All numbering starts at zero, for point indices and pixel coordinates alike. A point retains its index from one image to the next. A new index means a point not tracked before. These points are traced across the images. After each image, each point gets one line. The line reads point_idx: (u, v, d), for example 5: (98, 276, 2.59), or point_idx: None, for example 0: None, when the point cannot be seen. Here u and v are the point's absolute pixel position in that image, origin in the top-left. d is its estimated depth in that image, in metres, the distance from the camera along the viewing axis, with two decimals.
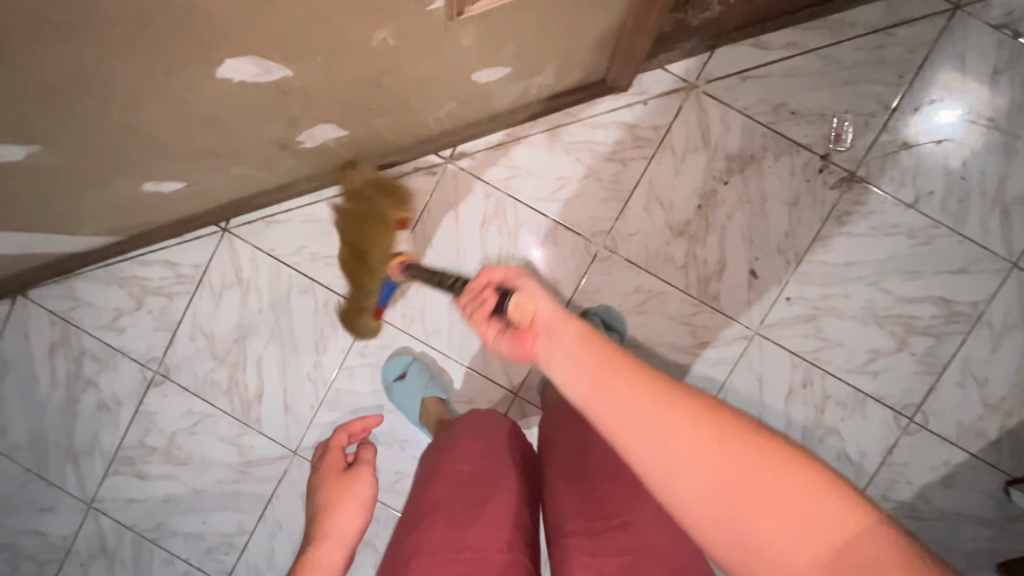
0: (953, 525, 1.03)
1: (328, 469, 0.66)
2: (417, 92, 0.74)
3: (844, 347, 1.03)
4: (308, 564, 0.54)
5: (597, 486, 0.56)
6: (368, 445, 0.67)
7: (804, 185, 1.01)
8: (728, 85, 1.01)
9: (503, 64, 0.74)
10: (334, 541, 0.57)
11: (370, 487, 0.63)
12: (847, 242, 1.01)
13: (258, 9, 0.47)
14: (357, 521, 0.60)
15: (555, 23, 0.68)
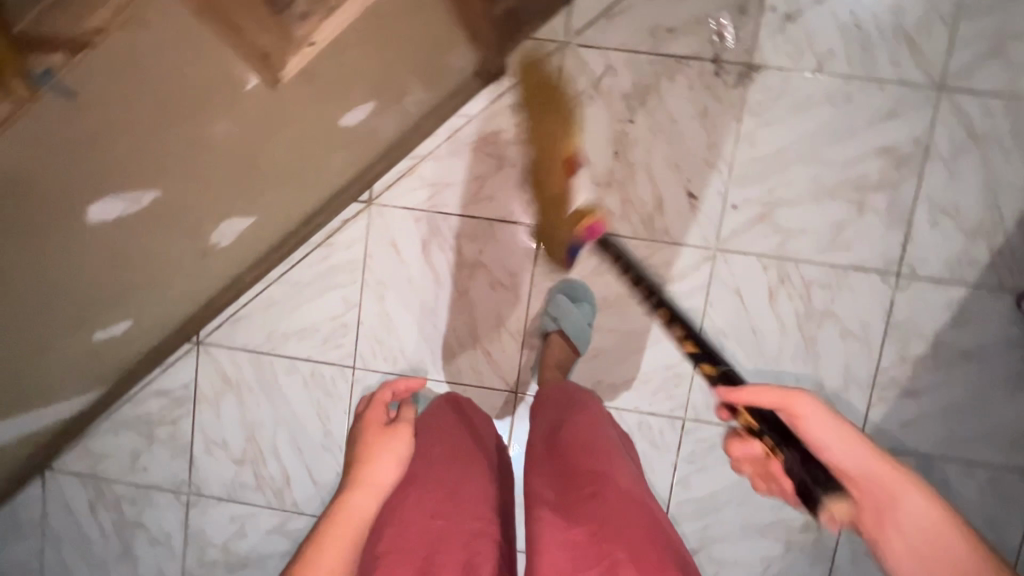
0: (979, 360, 1.01)
1: (366, 422, 0.63)
2: (299, 158, 0.77)
3: (807, 231, 1.02)
4: (342, 512, 0.52)
5: (572, 464, 0.60)
6: (411, 407, 0.67)
7: (707, 93, 1.00)
8: (599, 29, 1.00)
9: (362, 102, 0.75)
10: (368, 490, 0.55)
11: (409, 443, 0.61)
12: (771, 131, 1.00)
13: (92, 155, 0.49)
14: (393, 474, 0.57)
15: (387, 43, 0.68)
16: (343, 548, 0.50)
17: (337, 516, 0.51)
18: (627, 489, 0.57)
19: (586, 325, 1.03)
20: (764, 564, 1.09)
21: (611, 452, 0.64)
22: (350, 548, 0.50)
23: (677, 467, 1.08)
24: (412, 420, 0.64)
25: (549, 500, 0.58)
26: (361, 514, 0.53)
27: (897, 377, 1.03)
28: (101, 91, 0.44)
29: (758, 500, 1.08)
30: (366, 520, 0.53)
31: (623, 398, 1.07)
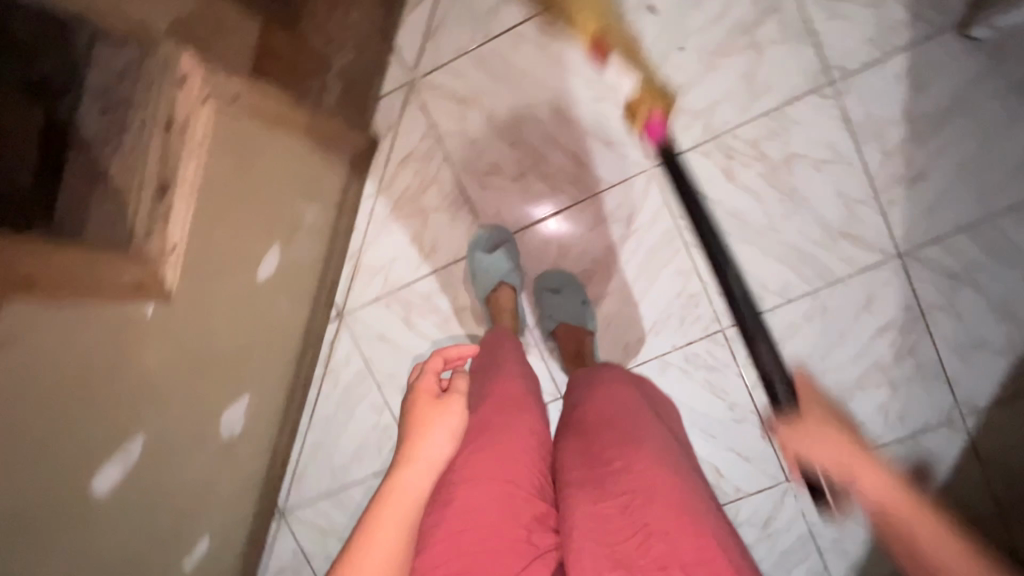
0: (964, 106, 0.94)
1: (418, 392, 0.62)
2: (248, 323, 0.81)
3: (723, 99, 0.98)
4: (393, 490, 0.54)
5: (595, 440, 0.59)
6: (462, 376, 0.65)
7: (557, 42, 0.99)
8: (433, 52, 1.02)
9: (266, 250, 0.80)
10: (418, 466, 0.57)
11: (462, 417, 0.61)
12: (633, 36, 0.98)
13: (66, 435, 0.54)
14: (445, 449, 0.59)
15: (255, 178, 0.72)
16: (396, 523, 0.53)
17: (390, 493, 0.54)
18: (662, 463, 0.55)
19: (581, 305, 1.02)
20: (882, 412, 1.04)
21: (639, 422, 0.61)
22: (405, 524, 0.53)
23: (745, 375, 1.05)
24: (463, 391, 0.64)
25: (573, 482, 0.56)
26: (413, 492, 0.55)
27: (894, 171, 0.97)
28: (37, 381, 0.49)
29: (837, 359, 1.03)
30: (417, 499, 0.55)
31: (657, 344, 1.05)
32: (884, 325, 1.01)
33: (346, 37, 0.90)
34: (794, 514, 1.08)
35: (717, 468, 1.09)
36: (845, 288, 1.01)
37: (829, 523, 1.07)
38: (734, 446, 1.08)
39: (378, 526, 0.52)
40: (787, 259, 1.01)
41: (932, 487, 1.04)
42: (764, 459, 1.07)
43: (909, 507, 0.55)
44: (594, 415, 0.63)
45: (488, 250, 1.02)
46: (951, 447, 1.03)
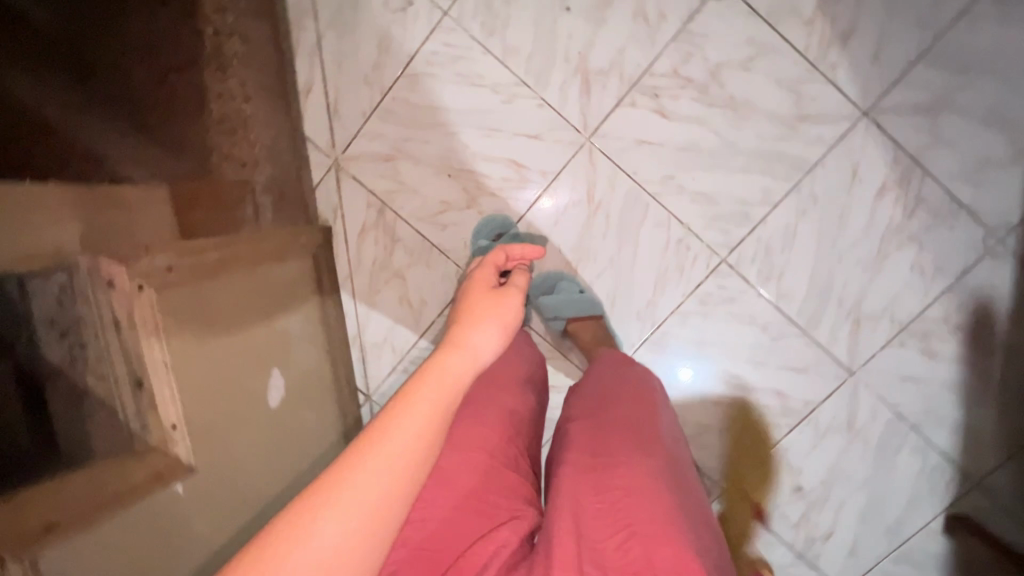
0: None
1: (478, 281, 0.67)
2: (276, 448, 0.82)
3: (625, 46, 0.95)
4: (433, 368, 0.52)
5: (608, 438, 0.67)
6: (520, 277, 0.69)
7: (448, 66, 0.99)
8: (341, 127, 1.03)
9: (267, 378, 0.82)
10: (464, 353, 0.55)
11: (516, 314, 0.62)
12: (515, 26, 0.96)
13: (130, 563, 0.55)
14: (496, 339, 0.59)
15: (250, 314, 0.80)
16: (435, 396, 0.50)
17: (430, 371, 0.52)
18: (658, 477, 0.61)
19: (580, 293, 1.01)
20: (917, 271, 0.99)
21: (644, 432, 0.68)
22: (439, 409, 0.49)
23: (765, 293, 1.02)
24: (520, 288, 0.67)
25: (576, 460, 0.65)
26: (456, 374, 0.53)
27: (822, 36, 0.92)
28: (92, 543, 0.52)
29: (849, 239, 0.99)
30: (461, 382, 0.53)
31: (668, 298, 1.03)
32: (880, 188, 0.96)
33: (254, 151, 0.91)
34: (872, 403, 1.04)
35: (780, 392, 1.05)
36: (826, 168, 0.97)
37: (911, 398, 1.03)
38: (786, 363, 1.04)
39: (416, 395, 0.49)
40: (757, 166, 0.98)
41: (998, 320, 0.99)
42: (820, 364, 1.04)
43: None
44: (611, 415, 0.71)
45: (494, 239, 1.02)
46: (1000, 274, 0.98)
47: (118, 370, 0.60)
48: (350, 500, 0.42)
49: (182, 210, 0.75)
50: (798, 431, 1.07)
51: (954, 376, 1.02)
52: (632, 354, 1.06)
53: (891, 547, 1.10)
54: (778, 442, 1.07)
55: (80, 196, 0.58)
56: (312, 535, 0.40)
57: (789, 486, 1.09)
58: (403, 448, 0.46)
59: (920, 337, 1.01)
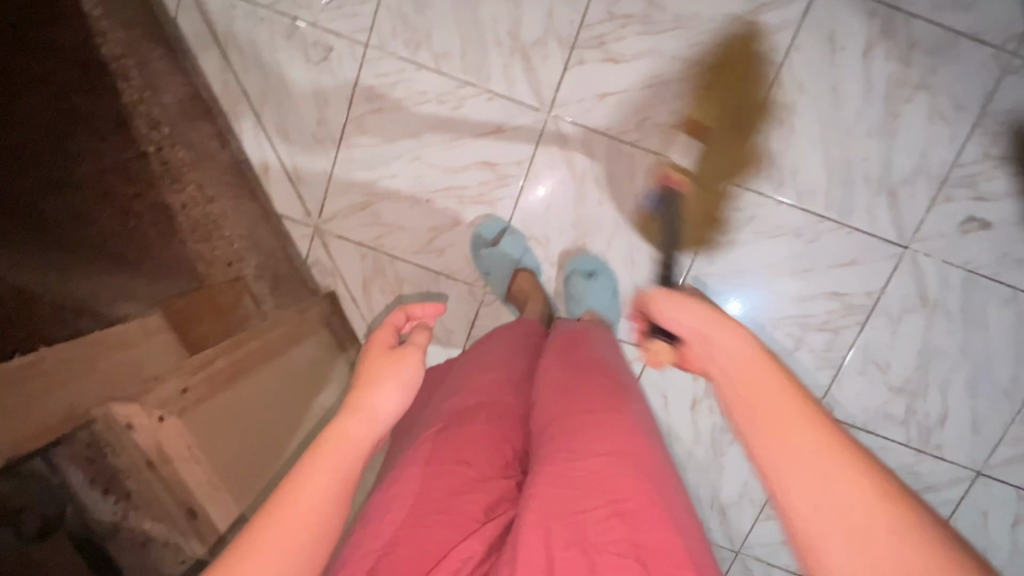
0: None
1: (374, 342, 0.54)
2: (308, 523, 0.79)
3: (553, 8, 0.91)
4: (329, 440, 0.44)
5: (579, 400, 0.57)
6: (423, 338, 0.56)
7: (388, 95, 0.96)
8: (309, 192, 1.01)
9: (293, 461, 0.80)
10: (366, 416, 0.47)
11: (419, 374, 0.52)
12: (438, 31, 0.93)
13: None
14: (397, 400, 0.50)
15: (243, 394, 0.74)
16: (330, 471, 0.42)
17: (330, 442, 0.44)
18: (634, 436, 0.52)
19: (613, 294, 0.99)
20: (937, 117, 0.91)
21: (610, 389, 0.60)
22: (343, 473, 0.43)
23: (785, 198, 0.95)
24: (423, 347, 0.56)
25: (549, 437, 0.54)
26: (356, 440, 0.45)
27: None
28: None
29: (852, 111, 0.91)
30: (362, 448, 0.45)
31: (686, 238, 0.98)
32: (865, 47, 0.89)
33: (223, 246, 0.88)
34: (940, 269, 0.96)
35: (837, 292, 0.98)
36: (801, 49, 0.90)
37: (981, 249, 0.95)
38: (832, 260, 0.97)
39: (311, 474, 0.41)
40: (730, 74, 0.91)
41: None
42: (869, 250, 0.96)
43: None
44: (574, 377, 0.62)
45: (495, 240, 1.00)
46: None
47: (167, 508, 0.60)
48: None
49: (183, 328, 0.74)
50: (872, 325, 0.99)
51: (1015, 210, 0.93)
52: None
53: (1016, 409, 1.01)
54: (855, 343, 1.00)
55: (62, 355, 0.56)
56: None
57: (883, 383, 1.01)
58: (293, 539, 0.38)
59: (965, 183, 0.93)
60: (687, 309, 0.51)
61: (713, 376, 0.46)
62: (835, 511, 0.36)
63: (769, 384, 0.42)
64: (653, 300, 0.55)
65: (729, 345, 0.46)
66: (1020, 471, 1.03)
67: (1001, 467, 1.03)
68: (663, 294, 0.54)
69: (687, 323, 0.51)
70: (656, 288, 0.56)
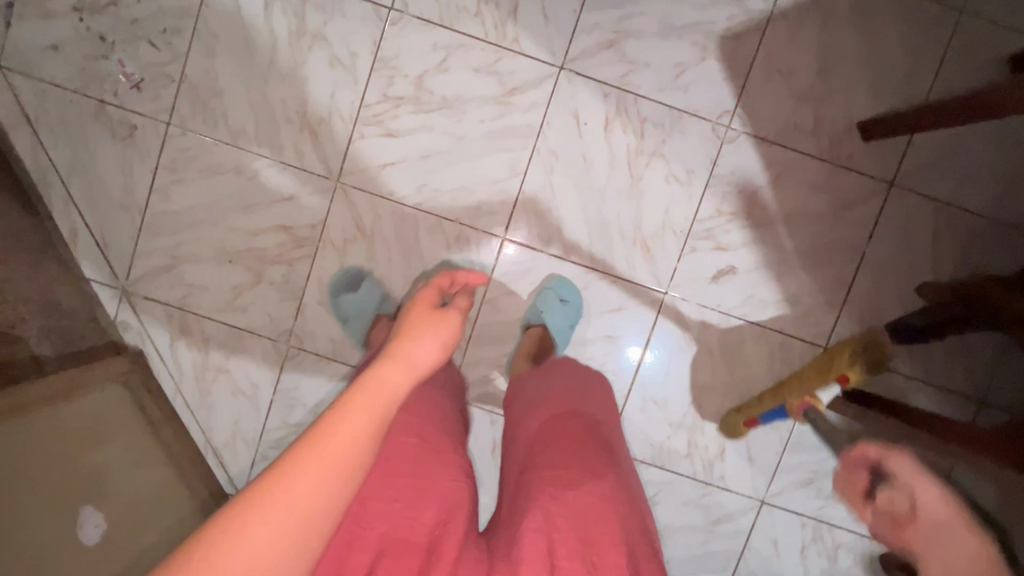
0: None
1: (422, 297, 0.58)
2: (109, 556, 0.85)
3: (335, 91, 1.03)
4: (372, 383, 0.45)
5: (590, 454, 0.70)
6: (464, 301, 0.60)
7: (188, 169, 1.04)
8: (117, 257, 1.06)
9: (95, 511, 0.86)
10: (404, 365, 0.48)
11: (456, 332, 0.54)
12: (233, 111, 1.03)
13: None
14: (433, 352, 0.51)
15: (45, 428, 0.83)
16: (371, 412, 0.43)
17: (370, 385, 0.45)
18: (615, 482, 0.67)
19: (567, 327, 1.04)
20: (674, 180, 1.04)
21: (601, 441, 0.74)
22: (375, 424, 0.43)
23: (553, 251, 1.05)
24: (463, 309, 0.59)
25: (574, 472, 0.66)
26: (395, 391, 0.46)
27: (494, 19, 1.02)
28: None
29: (601, 175, 1.04)
30: (397, 398, 0.46)
31: (471, 290, 1.06)
32: (605, 121, 1.03)
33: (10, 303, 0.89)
34: (696, 312, 1.07)
35: (611, 335, 1.07)
36: (552, 124, 1.03)
37: (728, 293, 1.06)
38: (603, 306, 1.07)
39: (353, 409, 0.42)
40: (493, 146, 1.04)
41: (764, 195, 1.05)
42: (634, 296, 1.07)
43: None
44: (573, 420, 0.75)
45: (354, 288, 1.05)
46: (746, 154, 1.04)
47: None
48: (269, 528, 0.37)
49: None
50: (644, 363, 1.08)
51: (755, 258, 1.06)
52: (463, 356, 1.08)
53: (784, 440, 1.09)
54: (631, 383, 1.08)
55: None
56: (235, 550, 0.36)
57: (663, 420, 1.09)
58: (344, 458, 0.40)
59: (706, 237, 1.05)
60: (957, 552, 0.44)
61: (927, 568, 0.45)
62: None
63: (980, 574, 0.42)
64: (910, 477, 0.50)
65: (971, 551, 0.44)
66: (799, 499, 1.10)
67: (784, 495, 1.10)
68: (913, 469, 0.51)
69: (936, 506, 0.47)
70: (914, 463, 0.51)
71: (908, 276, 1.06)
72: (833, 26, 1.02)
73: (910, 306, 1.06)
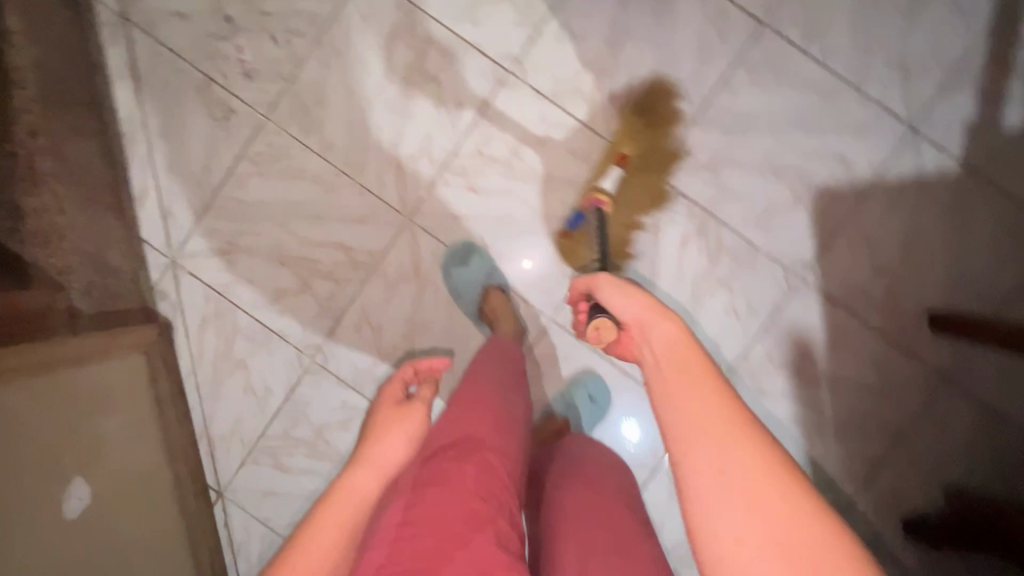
0: (624, 33, 1.02)
1: (388, 404, 0.82)
2: (85, 532, 0.83)
3: (433, 133, 1.04)
4: (343, 490, 0.66)
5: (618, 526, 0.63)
6: (424, 397, 0.82)
7: (270, 165, 1.05)
8: (176, 227, 1.07)
9: (82, 483, 0.84)
10: (373, 467, 0.69)
11: (416, 425, 0.76)
12: (331, 124, 1.05)
13: None
14: (398, 449, 0.71)
15: (58, 389, 0.83)
16: (340, 514, 0.63)
17: (346, 488, 0.66)
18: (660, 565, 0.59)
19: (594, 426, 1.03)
20: (732, 313, 1.04)
21: (637, 518, 0.67)
22: (346, 518, 0.63)
23: (597, 348, 1.04)
24: (424, 402, 0.81)
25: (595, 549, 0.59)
26: (365, 487, 0.67)
27: (605, 111, 1.03)
28: None
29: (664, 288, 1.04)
30: (366, 495, 0.66)
31: None
32: (682, 238, 1.03)
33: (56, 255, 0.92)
34: None
35: (626, 444, 1.06)
36: (631, 225, 1.03)
37: None
38: (626, 413, 1.06)
39: (324, 514, 0.63)
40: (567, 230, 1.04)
41: (816, 353, 1.04)
42: None
43: (704, 479, 0.44)
44: (599, 488, 0.70)
45: (468, 262, 1.03)
46: (810, 310, 1.03)
47: None
48: None
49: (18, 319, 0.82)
50: (652, 481, 1.06)
51: (790, 412, 1.04)
52: None
53: None
54: None
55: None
56: None
57: None
58: (324, 547, 0.60)
59: (747, 377, 1.04)
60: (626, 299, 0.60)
61: (647, 355, 0.53)
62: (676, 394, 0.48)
63: (685, 363, 0.50)
64: (602, 289, 0.64)
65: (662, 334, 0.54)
66: None
67: None
68: (608, 285, 0.63)
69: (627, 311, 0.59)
70: (605, 275, 0.66)
71: (936, 477, 1.03)
72: (931, 213, 1.01)
73: (933, 505, 1.03)
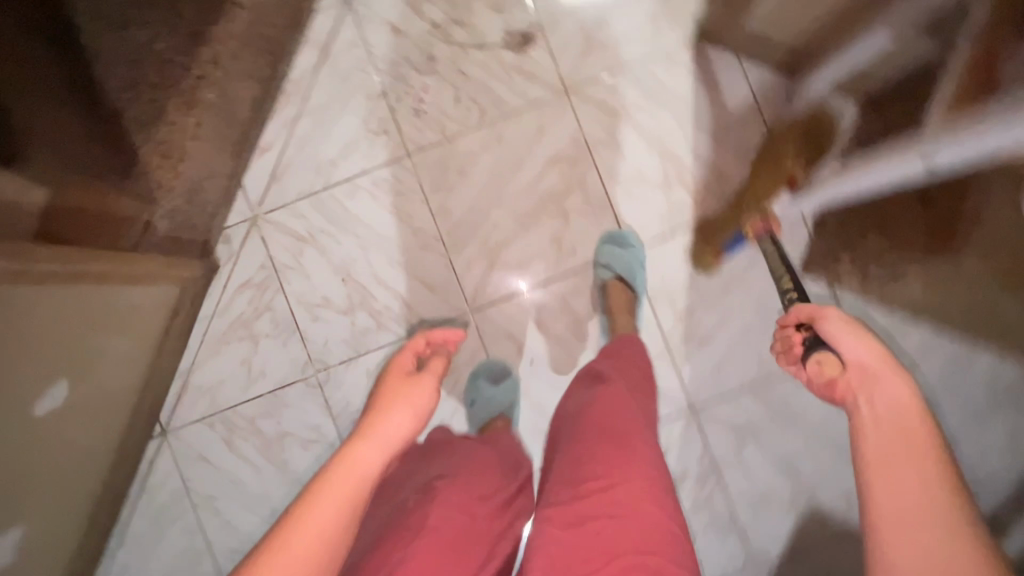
0: (739, 280, 1.07)
1: (394, 369, 0.63)
2: (39, 435, 0.83)
3: (536, 258, 1.08)
4: (345, 462, 0.50)
5: (593, 446, 0.66)
6: (438, 362, 0.65)
7: (386, 195, 1.09)
8: (274, 193, 1.10)
9: (60, 388, 0.84)
10: (379, 440, 0.52)
11: (430, 398, 0.59)
12: (457, 196, 1.08)
13: None
14: (407, 422, 0.56)
15: (92, 300, 0.84)
16: (344, 491, 0.48)
17: (344, 462, 0.50)
18: (637, 491, 0.61)
19: None
20: None
21: (623, 418, 0.70)
22: (349, 499, 0.48)
23: None
24: (437, 375, 0.63)
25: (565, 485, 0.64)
26: (369, 462, 0.50)
27: (684, 332, 1.07)
28: None
29: None
30: (372, 470, 0.50)
31: None
32: (682, 474, 1.07)
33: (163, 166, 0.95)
34: None
35: None
36: None
37: None
38: None
39: (328, 490, 0.47)
40: None
41: None
42: None
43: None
44: (586, 413, 0.72)
45: (495, 382, 1.06)
46: None
47: None
48: None
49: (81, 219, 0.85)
50: None
51: None
52: None
53: None
54: None
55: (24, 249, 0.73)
56: None
57: None
58: (312, 544, 0.44)
59: None
60: (859, 338, 0.56)
61: (863, 414, 0.51)
62: (883, 459, 0.47)
63: (906, 428, 0.48)
64: (823, 316, 0.61)
65: (890, 395, 0.51)
66: None
67: None
68: (837, 318, 0.59)
69: (850, 351, 0.56)
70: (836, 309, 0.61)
71: None
72: None
73: None
